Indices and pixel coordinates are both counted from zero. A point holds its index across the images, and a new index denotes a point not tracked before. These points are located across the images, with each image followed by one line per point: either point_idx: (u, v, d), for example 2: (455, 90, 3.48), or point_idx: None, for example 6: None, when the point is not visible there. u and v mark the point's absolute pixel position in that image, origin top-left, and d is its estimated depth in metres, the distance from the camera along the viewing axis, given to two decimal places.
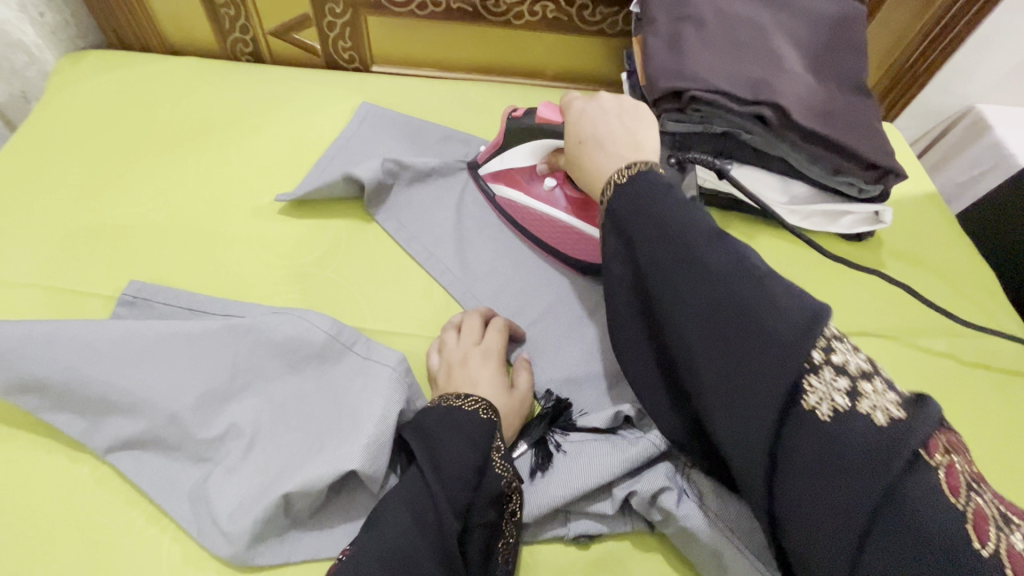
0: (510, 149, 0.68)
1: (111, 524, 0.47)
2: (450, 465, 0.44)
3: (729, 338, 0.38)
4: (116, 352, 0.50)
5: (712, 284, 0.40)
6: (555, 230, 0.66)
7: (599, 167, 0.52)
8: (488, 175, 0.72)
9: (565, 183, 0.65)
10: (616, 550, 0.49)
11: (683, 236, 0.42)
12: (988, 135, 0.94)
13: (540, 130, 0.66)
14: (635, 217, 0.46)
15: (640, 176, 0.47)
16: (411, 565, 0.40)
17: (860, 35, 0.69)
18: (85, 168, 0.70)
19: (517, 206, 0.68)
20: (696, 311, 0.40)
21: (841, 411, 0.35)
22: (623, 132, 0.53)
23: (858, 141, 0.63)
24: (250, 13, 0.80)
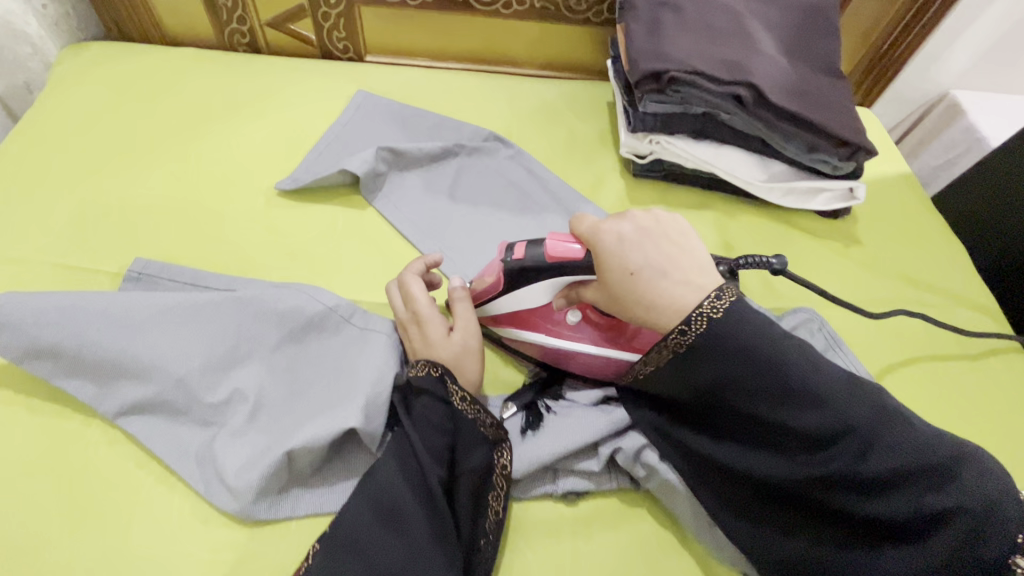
0: (513, 293, 0.55)
1: (122, 483, 0.49)
2: (426, 420, 0.48)
3: (891, 494, 0.40)
4: (126, 321, 0.52)
5: (865, 435, 0.40)
6: (582, 361, 0.57)
7: (666, 302, 0.45)
8: (486, 317, 0.59)
9: (590, 311, 0.56)
10: (603, 506, 0.52)
11: (803, 381, 0.41)
12: (963, 119, 0.98)
13: (550, 270, 0.52)
14: (758, 363, 0.42)
15: (739, 311, 0.43)
16: (396, 509, 0.45)
17: (833, 20, 0.72)
18: (89, 154, 0.73)
19: (531, 347, 0.59)
20: (849, 469, 0.41)
21: (962, 510, 0.39)
22: (680, 258, 0.47)
23: (830, 118, 0.66)
24: (247, 4, 0.82)
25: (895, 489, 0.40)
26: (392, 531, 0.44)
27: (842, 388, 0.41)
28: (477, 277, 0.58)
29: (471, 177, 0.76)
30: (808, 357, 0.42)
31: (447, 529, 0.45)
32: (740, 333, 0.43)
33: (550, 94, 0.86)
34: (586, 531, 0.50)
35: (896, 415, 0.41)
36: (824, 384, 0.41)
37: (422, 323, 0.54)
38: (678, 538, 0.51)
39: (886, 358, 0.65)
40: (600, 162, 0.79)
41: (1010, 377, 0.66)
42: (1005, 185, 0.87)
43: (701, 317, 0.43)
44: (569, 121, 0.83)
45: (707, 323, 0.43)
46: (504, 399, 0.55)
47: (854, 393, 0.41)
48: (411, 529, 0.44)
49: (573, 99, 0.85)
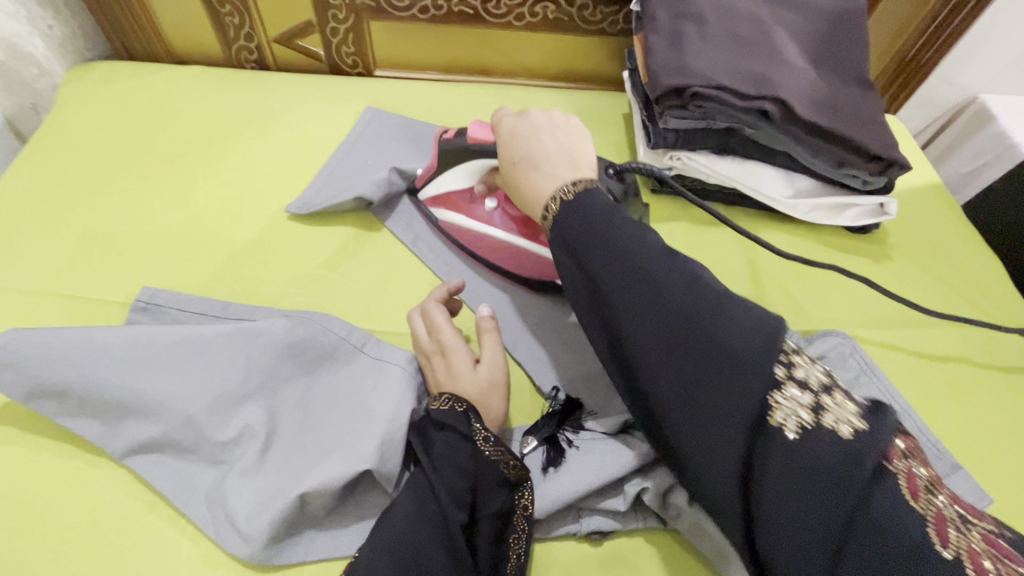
0: (441, 174, 0.68)
1: (131, 526, 0.48)
2: (444, 459, 0.45)
3: (685, 361, 0.38)
4: (133, 357, 0.51)
5: (668, 305, 0.39)
6: (494, 246, 0.65)
7: (534, 188, 0.52)
8: (427, 200, 0.70)
9: (506, 202, 0.65)
10: (629, 546, 0.49)
11: (662, 295, 0.39)
12: (993, 124, 0.94)
13: (471, 151, 0.65)
14: (597, 247, 0.43)
15: (580, 196, 0.47)
16: (416, 556, 0.42)
17: (862, 28, 0.69)
18: (96, 178, 0.72)
19: (454, 227, 0.68)
20: (651, 335, 0.39)
21: (804, 427, 0.34)
22: (558, 153, 0.53)
23: (860, 132, 0.63)
24: (254, 21, 0.81)
25: (710, 365, 0.36)
26: None
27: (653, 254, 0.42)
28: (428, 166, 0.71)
29: None
30: (626, 225, 0.44)
31: None
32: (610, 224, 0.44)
33: (564, 106, 0.83)
34: (612, 574, 0.48)
35: (696, 280, 0.40)
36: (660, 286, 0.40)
37: (448, 353, 0.52)
38: None
39: (922, 383, 0.62)
40: None
41: None
42: None
43: (555, 204, 0.48)
44: None
45: (559, 206, 0.47)
46: (524, 433, 0.52)
47: (660, 258, 0.41)
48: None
49: (588, 111, 0.83)
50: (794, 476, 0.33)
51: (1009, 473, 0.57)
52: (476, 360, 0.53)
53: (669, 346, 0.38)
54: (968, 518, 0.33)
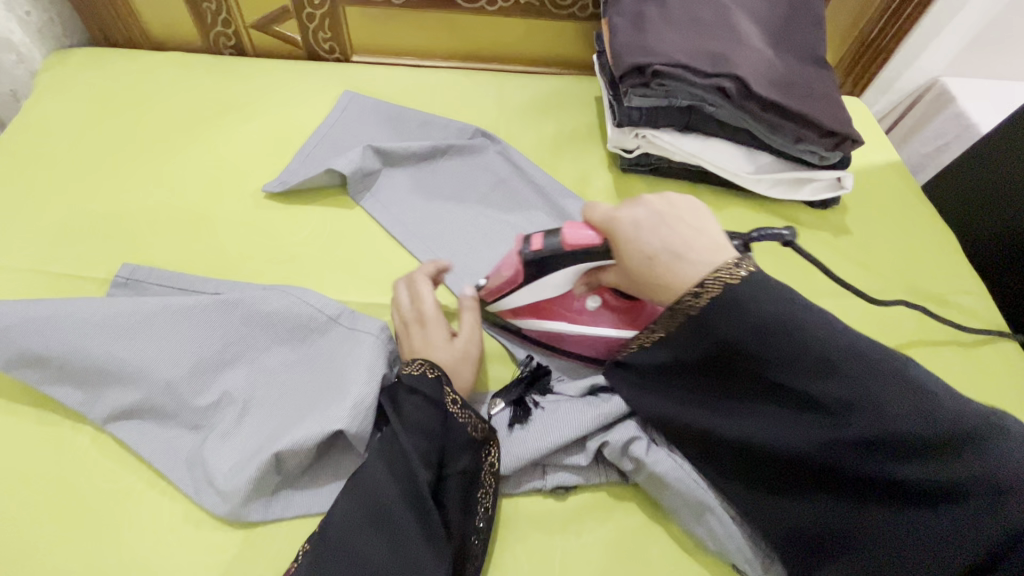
0: (533, 283, 0.54)
1: (113, 488, 0.50)
2: (416, 422, 0.47)
3: (921, 474, 0.38)
4: (113, 327, 0.52)
5: (815, 348, 0.41)
6: (600, 343, 0.57)
7: (681, 281, 0.45)
8: (503, 310, 0.60)
9: (608, 295, 0.56)
10: (592, 498, 0.52)
11: (827, 353, 0.40)
12: (952, 106, 0.97)
13: (572, 259, 0.52)
14: (778, 344, 0.41)
15: (752, 283, 0.42)
16: (383, 511, 0.45)
17: (818, 9, 0.72)
18: (77, 162, 0.73)
19: (549, 335, 0.59)
20: (884, 451, 0.39)
21: (1017, 524, 0.36)
22: (694, 237, 0.46)
23: (815, 109, 0.66)
24: (231, 7, 0.82)
25: (934, 473, 0.38)
26: (378, 533, 0.44)
27: (857, 360, 0.40)
28: (496, 270, 0.57)
29: (459, 175, 0.76)
30: (822, 327, 0.41)
31: (433, 533, 0.44)
32: (768, 312, 0.42)
33: (537, 90, 0.86)
34: (577, 525, 0.51)
35: (911, 383, 0.39)
36: (815, 346, 0.41)
37: (427, 323, 0.54)
38: (667, 530, 0.51)
39: None
40: (588, 158, 0.79)
41: (1000, 363, 0.66)
42: (992, 172, 0.87)
43: (717, 281, 0.43)
44: (557, 116, 0.83)
45: (722, 287, 0.43)
46: (492, 396, 0.55)
47: (872, 365, 0.40)
48: (397, 531, 0.44)
49: (561, 95, 0.85)
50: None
51: None
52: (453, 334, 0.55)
53: (901, 459, 0.39)
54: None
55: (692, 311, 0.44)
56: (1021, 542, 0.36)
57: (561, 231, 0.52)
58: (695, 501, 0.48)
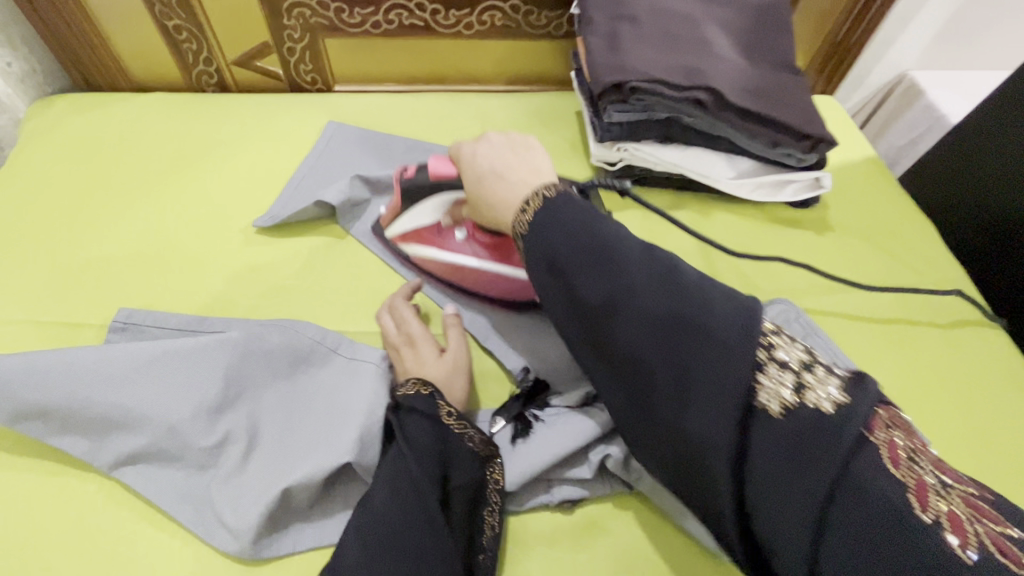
0: (412, 209, 0.69)
1: (122, 534, 0.50)
2: (420, 439, 0.48)
3: (666, 348, 0.38)
4: (115, 373, 0.53)
5: (584, 241, 0.44)
6: (470, 276, 0.65)
7: (506, 201, 0.54)
8: (394, 236, 0.70)
9: (476, 231, 0.65)
10: (598, 511, 0.53)
11: (585, 254, 0.43)
12: (921, 99, 1.00)
13: (438, 187, 0.67)
14: (559, 243, 0.45)
15: (549, 202, 0.48)
16: (399, 537, 0.44)
17: (785, 18, 0.74)
18: (68, 208, 0.73)
19: (430, 263, 0.67)
20: (637, 326, 0.39)
21: (790, 406, 0.34)
22: (523, 163, 0.56)
23: (789, 114, 0.68)
24: (212, 46, 0.83)
25: (681, 345, 0.37)
26: (394, 556, 0.43)
27: (627, 252, 0.42)
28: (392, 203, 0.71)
29: None
30: (602, 229, 0.44)
31: (449, 550, 0.44)
32: (556, 220, 0.46)
33: (518, 109, 0.87)
34: (587, 536, 0.51)
35: (673, 269, 0.41)
36: (593, 245, 0.43)
37: (415, 343, 0.56)
38: (673, 536, 0.52)
39: (862, 340, 0.67)
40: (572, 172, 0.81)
41: (984, 347, 0.68)
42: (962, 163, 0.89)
43: (536, 197, 0.49)
44: (540, 134, 0.85)
45: (541, 201, 0.48)
46: (493, 414, 0.56)
47: (637, 257, 0.42)
48: (413, 552, 0.43)
49: (542, 112, 0.87)
50: (784, 453, 0.33)
51: (946, 415, 0.62)
52: (441, 350, 0.57)
53: (656, 338, 0.39)
54: (948, 482, 0.32)
55: (521, 230, 0.49)
56: (767, 408, 0.34)
57: (428, 166, 0.67)
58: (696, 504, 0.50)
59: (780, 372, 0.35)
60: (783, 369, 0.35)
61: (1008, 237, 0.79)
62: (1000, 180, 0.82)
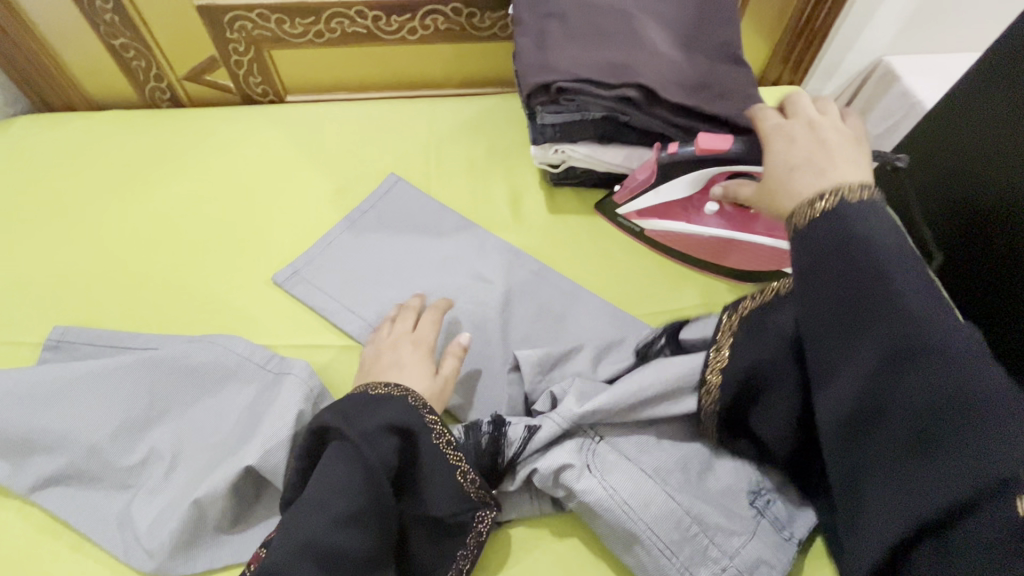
0: (659, 186, 0.66)
1: (38, 555, 0.50)
2: (388, 417, 0.49)
3: (909, 436, 0.35)
4: (38, 395, 0.54)
5: (848, 271, 0.39)
6: (720, 247, 0.66)
7: (805, 190, 0.49)
8: (629, 214, 0.70)
9: (725, 201, 0.66)
10: (527, 530, 0.53)
11: (838, 276, 0.39)
12: (897, 84, 0.96)
13: (700, 161, 0.63)
14: (819, 270, 0.40)
15: (846, 205, 0.42)
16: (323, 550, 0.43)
17: (728, 7, 0.71)
18: (19, 229, 0.74)
19: (674, 237, 0.68)
20: (869, 395, 0.37)
21: None
22: (838, 163, 0.50)
23: (731, 107, 0.66)
24: (160, 62, 0.83)
25: (917, 406, 0.35)
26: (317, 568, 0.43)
27: (905, 300, 0.37)
28: (628, 178, 0.69)
29: (396, 209, 0.76)
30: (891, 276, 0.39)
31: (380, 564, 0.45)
32: (837, 243, 0.40)
33: (467, 113, 0.86)
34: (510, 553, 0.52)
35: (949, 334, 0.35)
36: (858, 272, 0.38)
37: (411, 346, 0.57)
38: (605, 559, 0.52)
39: None
40: (520, 174, 0.79)
41: None
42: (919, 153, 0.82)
43: (825, 202, 0.43)
44: (489, 136, 0.83)
45: (837, 202, 0.43)
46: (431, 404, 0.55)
47: (903, 290, 0.37)
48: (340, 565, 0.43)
49: (493, 114, 0.86)
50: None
51: None
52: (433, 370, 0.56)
53: (885, 416, 0.36)
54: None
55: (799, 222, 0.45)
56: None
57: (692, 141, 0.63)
58: (626, 531, 0.48)
59: None
60: None
61: (978, 238, 0.72)
62: (964, 174, 0.74)
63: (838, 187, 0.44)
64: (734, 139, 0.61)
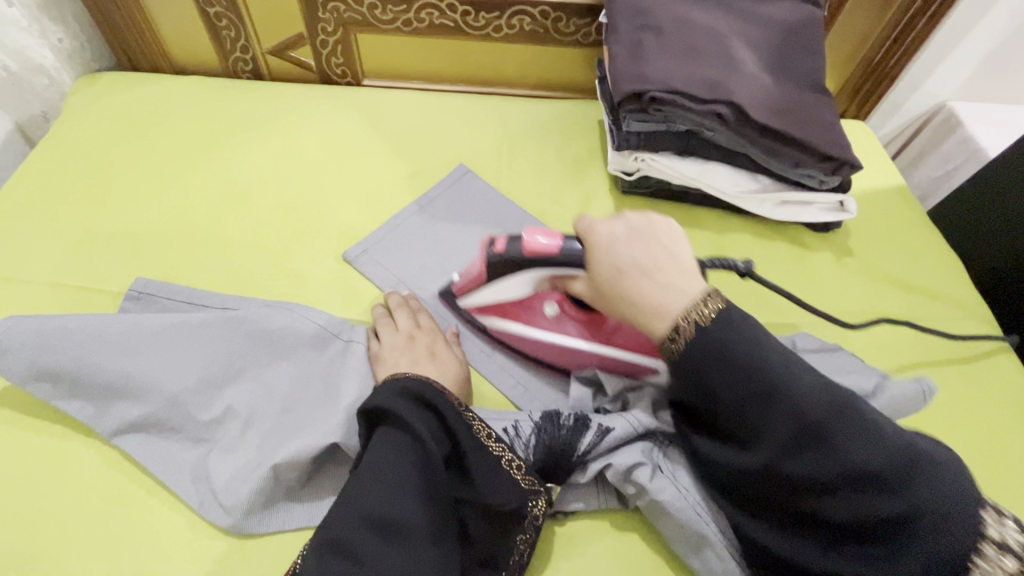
0: (495, 282, 0.60)
1: (115, 497, 0.51)
2: (423, 396, 0.50)
3: (833, 493, 0.41)
4: (125, 343, 0.55)
5: (739, 367, 0.44)
6: (553, 351, 0.62)
7: (651, 303, 0.49)
8: (469, 306, 0.65)
9: (566, 304, 0.61)
10: (595, 527, 0.53)
11: (744, 367, 0.44)
12: (959, 130, 0.98)
13: (529, 264, 0.57)
14: (708, 362, 0.45)
15: (703, 321, 0.46)
16: (387, 522, 0.44)
17: (817, 35, 0.73)
18: (100, 181, 0.75)
19: (508, 335, 0.64)
20: (794, 464, 0.42)
21: (993, 568, 0.37)
22: (669, 262, 0.51)
23: (814, 135, 0.67)
24: (249, 34, 0.85)
25: (830, 465, 0.41)
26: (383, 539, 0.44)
27: (787, 377, 0.43)
28: (466, 268, 0.63)
29: (465, 200, 0.78)
30: (773, 368, 0.43)
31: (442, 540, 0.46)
32: (730, 348, 0.44)
33: (540, 114, 0.87)
34: (575, 546, 0.52)
35: (841, 404, 0.42)
36: (748, 362, 0.44)
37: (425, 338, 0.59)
38: (669, 562, 0.52)
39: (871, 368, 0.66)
40: (589, 180, 0.81)
41: (1001, 388, 0.67)
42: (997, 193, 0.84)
43: (688, 323, 0.46)
44: (561, 138, 0.85)
45: (694, 329, 0.46)
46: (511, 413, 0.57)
47: (784, 367, 0.44)
48: (406, 537, 0.44)
49: (566, 117, 0.87)
50: None
51: None
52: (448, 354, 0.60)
53: (820, 485, 0.42)
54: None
55: (670, 346, 0.47)
56: (981, 571, 0.38)
57: (521, 238, 0.57)
58: (696, 532, 0.49)
59: (998, 552, 0.38)
60: (996, 542, 0.38)
61: None
62: None
63: (694, 303, 0.47)
64: (564, 241, 0.56)
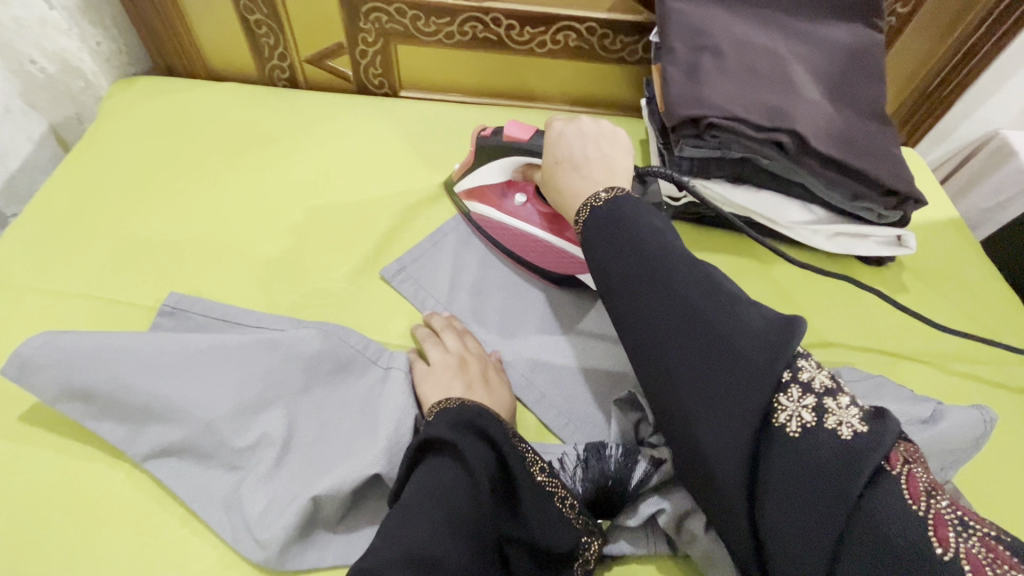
0: (478, 167, 0.70)
1: (145, 525, 0.49)
2: (483, 427, 0.47)
3: (719, 393, 0.39)
4: (158, 362, 0.53)
5: (623, 269, 0.46)
6: (523, 241, 0.68)
7: (575, 188, 0.54)
8: (461, 192, 0.74)
9: (535, 198, 0.68)
10: (642, 574, 0.50)
11: (627, 277, 0.46)
12: (1014, 160, 0.94)
13: (506, 149, 0.65)
14: (599, 263, 0.47)
15: (613, 209, 0.48)
16: (432, 564, 0.41)
17: (879, 62, 0.70)
18: (134, 188, 0.74)
19: (485, 221, 0.71)
20: (682, 368, 0.41)
21: (811, 427, 0.36)
22: (600, 159, 0.56)
23: (877, 167, 0.64)
24: (288, 42, 0.84)
25: (713, 362, 0.40)
26: None
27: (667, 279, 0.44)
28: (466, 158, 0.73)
29: None
30: (654, 266, 0.45)
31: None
32: (613, 246, 0.47)
33: None
34: None
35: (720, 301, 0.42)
36: (628, 262, 0.46)
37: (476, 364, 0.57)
38: None
39: None
40: None
41: None
42: None
43: (587, 208, 0.50)
44: None
45: (588, 210, 0.50)
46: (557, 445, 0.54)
47: (673, 272, 0.44)
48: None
49: None
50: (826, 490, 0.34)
51: (1019, 520, 0.57)
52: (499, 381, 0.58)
53: (706, 386, 0.40)
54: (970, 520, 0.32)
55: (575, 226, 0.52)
56: (791, 429, 0.36)
57: (504, 130, 0.66)
58: None
59: (826, 405, 0.37)
60: (824, 400, 0.37)
61: None
62: None
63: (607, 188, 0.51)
64: (535, 132, 0.64)
